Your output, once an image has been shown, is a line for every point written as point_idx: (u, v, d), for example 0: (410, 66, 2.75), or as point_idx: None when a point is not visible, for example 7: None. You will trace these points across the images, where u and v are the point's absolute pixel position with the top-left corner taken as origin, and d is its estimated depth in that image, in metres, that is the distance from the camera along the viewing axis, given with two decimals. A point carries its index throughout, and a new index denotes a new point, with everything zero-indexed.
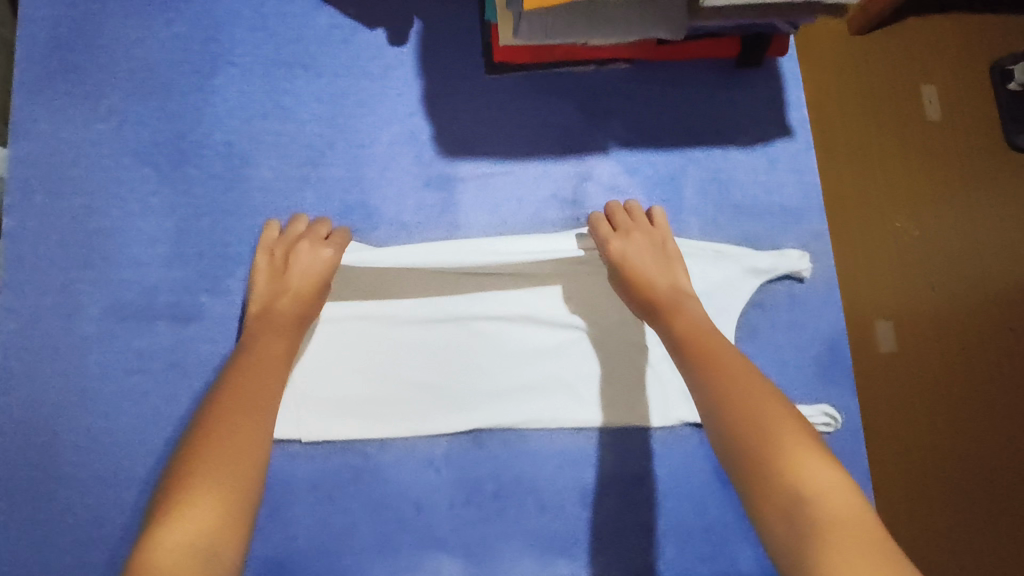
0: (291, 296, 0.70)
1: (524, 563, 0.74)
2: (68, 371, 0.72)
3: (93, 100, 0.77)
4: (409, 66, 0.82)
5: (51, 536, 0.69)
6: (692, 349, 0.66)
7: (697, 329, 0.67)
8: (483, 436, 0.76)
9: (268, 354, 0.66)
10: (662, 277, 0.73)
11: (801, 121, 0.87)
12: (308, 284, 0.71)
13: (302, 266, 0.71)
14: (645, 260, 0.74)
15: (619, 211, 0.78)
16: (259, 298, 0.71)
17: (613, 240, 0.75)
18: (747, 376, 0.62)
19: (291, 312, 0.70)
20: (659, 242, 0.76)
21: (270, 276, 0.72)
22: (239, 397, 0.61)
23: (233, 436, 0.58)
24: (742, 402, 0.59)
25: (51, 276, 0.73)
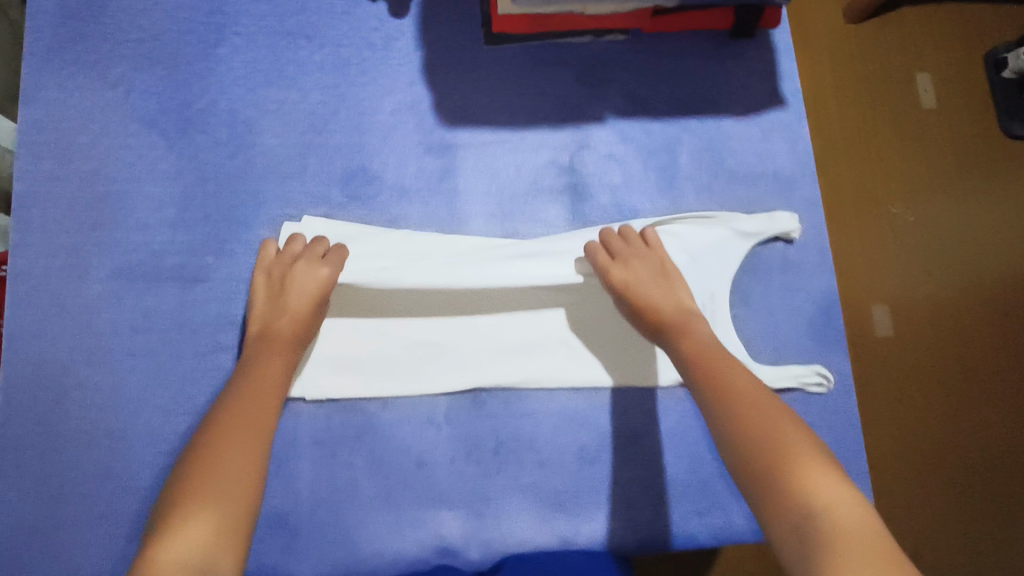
0: (289, 317, 0.70)
1: (524, 519, 0.76)
2: (78, 331, 0.74)
3: (101, 69, 0.79)
4: (409, 37, 0.84)
5: (62, 490, 0.71)
6: (701, 374, 0.67)
7: (703, 352, 0.69)
8: (483, 395, 0.78)
9: (269, 375, 0.66)
10: (668, 301, 0.74)
11: (793, 91, 0.89)
12: (306, 306, 0.71)
13: (300, 288, 0.71)
14: (650, 287, 0.75)
15: (616, 237, 0.78)
16: (259, 318, 0.71)
17: (614, 267, 0.75)
18: (754, 397, 0.63)
19: (290, 331, 0.70)
20: (660, 266, 0.77)
21: (269, 296, 0.72)
22: (240, 416, 0.62)
23: (234, 455, 0.58)
24: (750, 425, 0.60)
25: (60, 239, 0.75)
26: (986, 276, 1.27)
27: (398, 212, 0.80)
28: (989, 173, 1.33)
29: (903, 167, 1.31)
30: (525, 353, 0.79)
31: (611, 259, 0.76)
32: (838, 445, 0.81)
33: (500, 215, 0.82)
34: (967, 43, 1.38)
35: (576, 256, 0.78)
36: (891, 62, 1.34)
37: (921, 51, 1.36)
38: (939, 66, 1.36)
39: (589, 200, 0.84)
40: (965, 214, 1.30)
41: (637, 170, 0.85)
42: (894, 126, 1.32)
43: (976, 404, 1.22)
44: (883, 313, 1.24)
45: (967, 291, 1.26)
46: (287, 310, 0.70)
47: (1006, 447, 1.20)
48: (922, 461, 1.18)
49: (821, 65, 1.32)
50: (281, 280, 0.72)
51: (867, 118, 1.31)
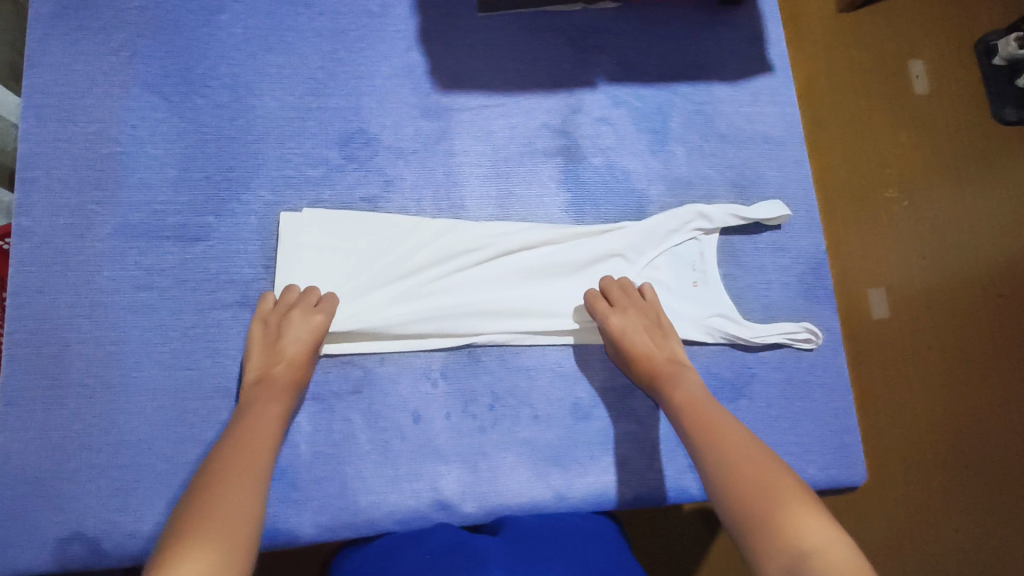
0: (286, 363, 0.71)
1: (520, 472, 0.75)
2: (79, 286, 0.74)
3: (105, 35, 0.81)
4: (406, 4, 0.86)
5: (59, 443, 0.70)
6: (693, 427, 0.68)
7: (695, 406, 0.70)
8: (478, 351, 0.78)
9: (266, 421, 0.66)
10: (660, 354, 0.77)
11: (780, 57, 0.92)
12: (301, 353, 0.72)
13: (295, 334, 0.71)
14: (645, 339, 0.77)
15: (614, 286, 0.81)
16: (255, 365, 0.72)
17: (612, 315, 0.78)
18: (746, 447, 0.64)
19: (287, 377, 0.71)
20: (656, 320, 0.79)
21: (265, 344, 0.72)
22: (239, 461, 0.61)
23: (234, 496, 0.57)
24: (742, 472, 0.61)
25: (64, 198, 0.76)
26: (987, 269, 1.28)
27: (394, 172, 0.81)
28: (989, 169, 1.33)
29: (901, 149, 1.32)
30: (523, 312, 0.80)
31: (608, 309, 0.79)
32: (829, 399, 0.82)
33: (494, 177, 0.84)
34: (957, 30, 1.40)
35: (573, 259, 0.83)
36: (886, 45, 1.36)
37: (910, 38, 1.38)
38: (929, 52, 1.38)
39: (582, 162, 0.85)
40: (965, 207, 1.31)
41: (629, 132, 0.86)
42: (885, 109, 1.33)
43: (977, 395, 1.22)
44: (879, 296, 1.25)
45: (968, 283, 1.27)
46: (285, 356, 0.71)
47: (1007, 439, 1.20)
48: (918, 445, 1.18)
49: (811, 51, 1.34)
50: (278, 325, 0.72)
51: (857, 104, 1.32)
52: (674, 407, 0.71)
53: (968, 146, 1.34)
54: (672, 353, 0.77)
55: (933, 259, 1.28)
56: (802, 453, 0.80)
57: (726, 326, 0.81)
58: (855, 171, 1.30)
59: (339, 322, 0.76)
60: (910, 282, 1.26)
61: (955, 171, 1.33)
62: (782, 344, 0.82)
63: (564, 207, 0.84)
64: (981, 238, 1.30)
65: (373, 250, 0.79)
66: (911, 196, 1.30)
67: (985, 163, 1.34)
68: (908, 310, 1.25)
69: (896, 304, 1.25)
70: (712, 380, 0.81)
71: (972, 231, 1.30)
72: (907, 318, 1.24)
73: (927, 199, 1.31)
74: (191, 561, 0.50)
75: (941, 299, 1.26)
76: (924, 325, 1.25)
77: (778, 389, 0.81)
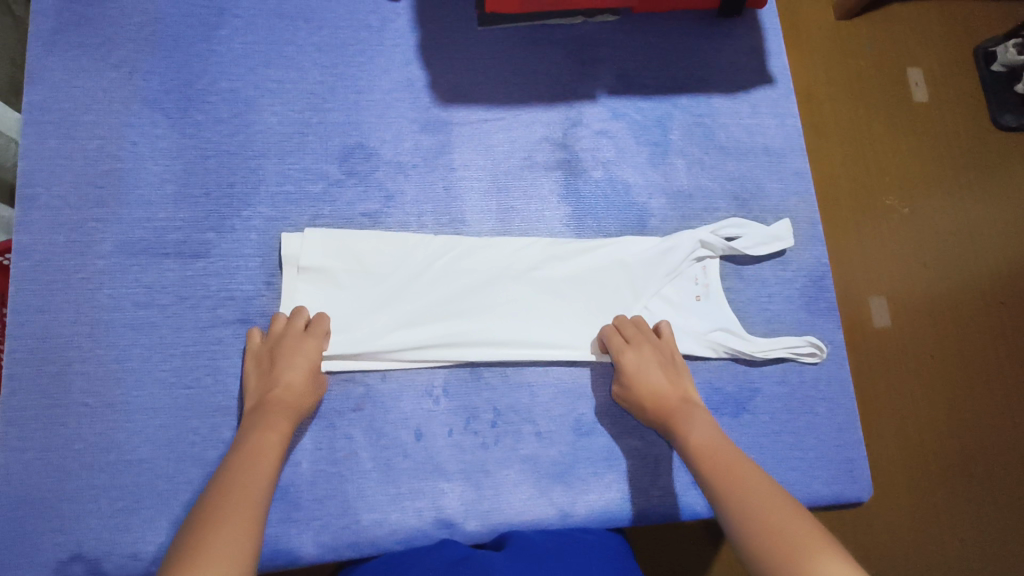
0: (282, 386, 0.70)
1: (522, 489, 0.75)
2: (80, 304, 0.74)
3: (104, 51, 0.81)
4: (405, 18, 0.86)
5: (59, 463, 0.70)
6: (711, 470, 0.67)
7: (712, 449, 0.69)
8: (480, 369, 0.78)
9: (263, 451, 0.65)
10: (675, 393, 0.75)
11: (780, 68, 0.92)
12: (297, 377, 0.71)
13: (291, 359, 0.71)
14: (658, 377, 0.76)
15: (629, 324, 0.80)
16: (252, 394, 0.71)
17: (625, 351, 0.77)
18: (767, 492, 0.63)
19: (285, 406, 0.69)
20: (670, 357, 0.78)
21: (261, 373, 0.71)
22: (233, 493, 0.59)
23: (228, 529, 0.56)
24: (765, 518, 0.60)
25: (64, 216, 0.76)
26: (993, 278, 1.28)
27: (394, 187, 0.81)
28: (991, 175, 1.33)
29: (902, 158, 1.32)
30: (525, 332, 0.79)
31: (623, 343, 0.78)
32: (832, 413, 0.81)
33: (494, 191, 0.83)
34: (956, 40, 1.40)
35: (574, 278, 0.82)
36: (885, 54, 1.37)
37: (909, 49, 1.38)
38: (928, 62, 1.38)
39: (582, 175, 0.85)
40: (971, 217, 1.31)
41: (629, 146, 0.86)
42: (884, 118, 1.33)
43: (985, 402, 1.22)
44: (881, 303, 1.24)
45: (972, 290, 1.27)
46: (283, 381, 0.70)
47: (1016, 445, 1.20)
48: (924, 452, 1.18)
49: (811, 61, 1.34)
50: (275, 355, 0.71)
51: (857, 115, 1.32)
52: (688, 450, 0.70)
53: (973, 156, 1.34)
54: (686, 392, 0.76)
55: (939, 265, 1.28)
56: (807, 468, 0.79)
57: (729, 341, 0.80)
58: (855, 181, 1.29)
59: (339, 346, 0.76)
60: (913, 290, 1.26)
61: (959, 175, 1.33)
62: (785, 358, 0.82)
63: (565, 220, 0.84)
64: (986, 243, 1.29)
65: (374, 268, 0.79)
66: (914, 203, 1.30)
67: (988, 168, 1.34)
68: (912, 317, 1.25)
69: (900, 312, 1.25)
70: (715, 394, 0.81)
71: (976, 236, 1.30)
72: (911, 326, 1.24)
73: (930, 205, 1.31)
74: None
75: (944, 305, 1.26)
76: (928, 333, 1.24)
77: (782, 403, 0.81)
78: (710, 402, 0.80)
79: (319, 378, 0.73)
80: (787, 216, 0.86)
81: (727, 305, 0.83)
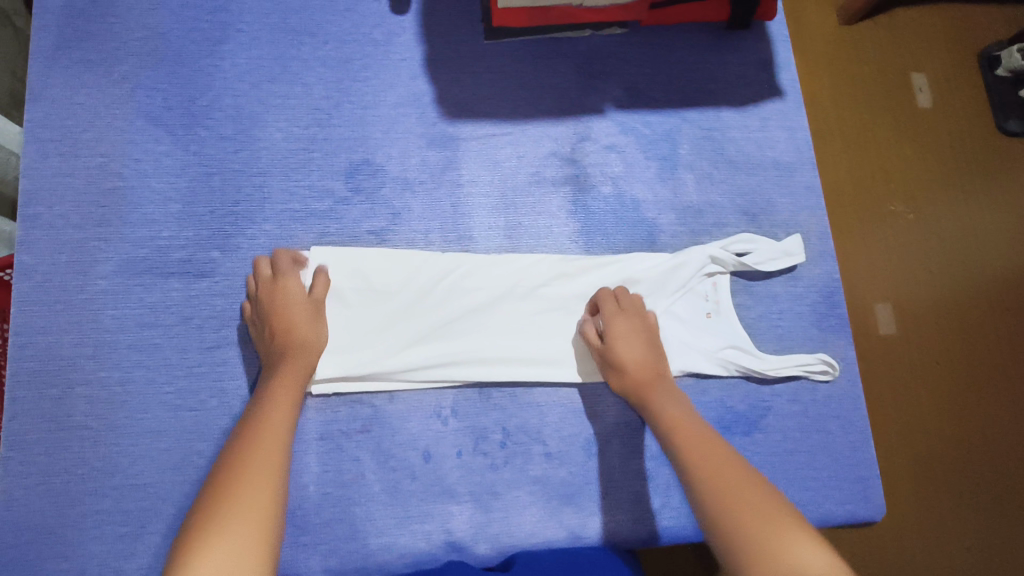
0: (283, 327, 0.71)
1: (532, 511, 0.74)
2: (83, 326, 0.73)
3: (107, 67, 0.79)
4: (410, 32, 0.85)
5: (62, 487, 0.69)
6: (685, 449, 0.66)
7: (687, 430, 0.68)
8: (489, 389, 0.77)
9: (286, 399, 0.67)
10: (650, 367, 0.75)
11: (790, 81, 0.91)
12: (295, 315, 0.72)
13: (286, 304, 0.72)
14: (637, 351, 0.75)
15: (617, 293, 0.78)
16: (262, 353, 0.71)
17: (616, 318, 0.76)
18: (740, 476, 0.63)
19: (299, 352, 0.71)
20: (648, 329, 0.77)
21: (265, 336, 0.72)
22: (254, 443, 0.62)
23: (254, 481, 0.58)
24: (735, 499, 0.60)
25: (67, 235, 0.75)
26: (998, 281, 1.27)
27: (401, 205, 0.80)
28: (997, 181, 1.33)
29: (908, 163, 1.31)
30: (532, 350, 0.78)
31: (615, 311, 0.77)
32: (845, 433, 0.81)
33: (502, 208, 0.82)
34: (962, 44, 1.39)
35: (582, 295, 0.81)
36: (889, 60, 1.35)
37: (916, 55, 1.37)
38: (933, 68, 1.37)
39: (591, 191, 0.84)
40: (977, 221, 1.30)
41: (638, 161, 0.85)
42: (889, 125, 1.32)
43: (995, 412, 1.21)
44: (886, 310, 1.24)
45: (977, 297, 1.26)
46: (289, 329, 0.71)
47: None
48: (932, 459, 1.16)
49: (819, 72, 1.32)
50: (275, 312, 0.71)
51: (865, 125, 1.31)
52: (661, 428, 0.69)
53: (979, 161, 1.33)
54: (660, 368, 0.75)
55: (944, 270, 1.27)
56: (820, 488, 0.78)
57: (741, 359, 0.80)
58: (859, 184, 1.29)
59: (346, 366, 0.74)
60: (917, 295, 1.25)
61: (965, 180, 1.32)
62: (797, 376, 0.81)
63: (574, 237, 0.83)
64: (992, 249, 1.29)
65: (378, 284, 0.78)
66: (919, 209, 1.29)
67: (995, 173, 1.33)
68: (917, 323, 1.24)
69: (904, 317, 1.24)
70: (727, 413, 0.80)
71: (981, 242, 1.29)
72: (917, 331, 1.23)
73: (936, 211, 1.30)
74: (214, 553, 0.52)
75: (949, 312, 1.25)
76: (934, 339, 1.23)
77: (794, 422, 0.80)
78: (721, 422, 0.79)
79: (319, 311, 0.74)
80: (798, 232, 0.85)
81: (738, 322, 0.82)
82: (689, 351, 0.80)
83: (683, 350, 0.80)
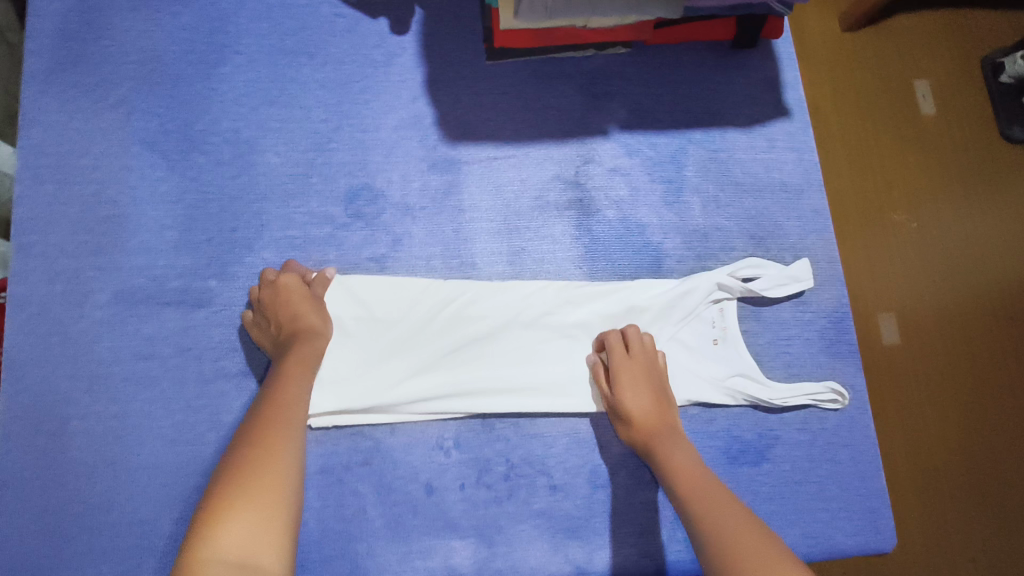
0: (288, 318, 0.71)
1: (537, 545, 0.72)
2: (78, 358, 0.71)
3: (102, 91, 0.78)
4: (411, 52, 0.83)
5: (57, 525, 0.67)
6: (688, 501, 0.66)
7: (689, 479, 0.67)
8: (492, 419, 0.75)
9: (303, 381, 0.68)
10: (659, 417, 0.73)
11: (797, 100, 0.89)
12: (298, 306, 0.71)
13: (288, 300, 0.71)
14: (646, 401, 0.73)
15: (628, 337, 0.77)
16: (270, 346, 0.71)
17: (620, 357, 0.75)
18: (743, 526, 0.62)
19: (305, 339, 0.70)
20: (655, 371, 0.75)
21: (273, 331, 0.71)
22: (274, 414, 0.64)
23: (274, 461, 0.60)
24: (734, 550, 0.60)
25: (61, 264, 0.73)
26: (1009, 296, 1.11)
27: (401, 231, 0.79)
28: (1005, 181, 1.16)
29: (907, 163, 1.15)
30: (537, 379, 0.77)
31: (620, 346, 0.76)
32: (854, 462, 0.79)
33: (505, 233, 0.81)
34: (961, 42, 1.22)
35: (588, 322, 0.79)
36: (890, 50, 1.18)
37: (916, 60, 1.19)
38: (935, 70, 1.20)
39: (596, 215, 0.82)
40: (990, 218, 1.14)
41: (643, 184, 0.83)
42: (892, 121, 1.15)
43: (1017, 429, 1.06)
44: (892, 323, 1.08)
45: (981, 307, 1.10)
46: (298, 321, 0.71)
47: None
48: (941, 485, 1.03)
49: (822, 77, 1.15)
50: (282, 305, 0.71)
51: (869, 133, 1.13)
52: (665, 477, 0.69)
53: (992, 158, 1.17)
54: (669, 417, 0.74)
55: (946, 278, 1.11)
56: (829, 519, 0.77)
57: (748, 388, 0.78)
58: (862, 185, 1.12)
59: (347, 397, 0.73)
60: (918, 306, 1.09)
61: (969, 180, 1.16)
62: (805, 404, 0.79)
63: (578, 262, 0.81)
64: (1002, 256, 1.13)
65: (380, 313, 0.76)
66: (921, 214, 1.13)
67: (1004, 171, 1.17)
68: (918, 335, 1.08)
69: (907, 330, 1.08)
70: (734, 443, 0.78)
71: (988, 249, 1.13)
72: (919, 344, 1.08)
73: (937, 215, 1.13)
74: (233, 535, 0.54)
75: (952, 323, 1.09)
76: (937, 353, 1.08)
77: (803, 451, 0.79)
78: (729, 451, 0.78)
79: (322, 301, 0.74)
80: (806, 256, 0.84)
81: (746, 349, 0.80)
82: (696, 379, 0.79)
83: (689, 379, 0.79)
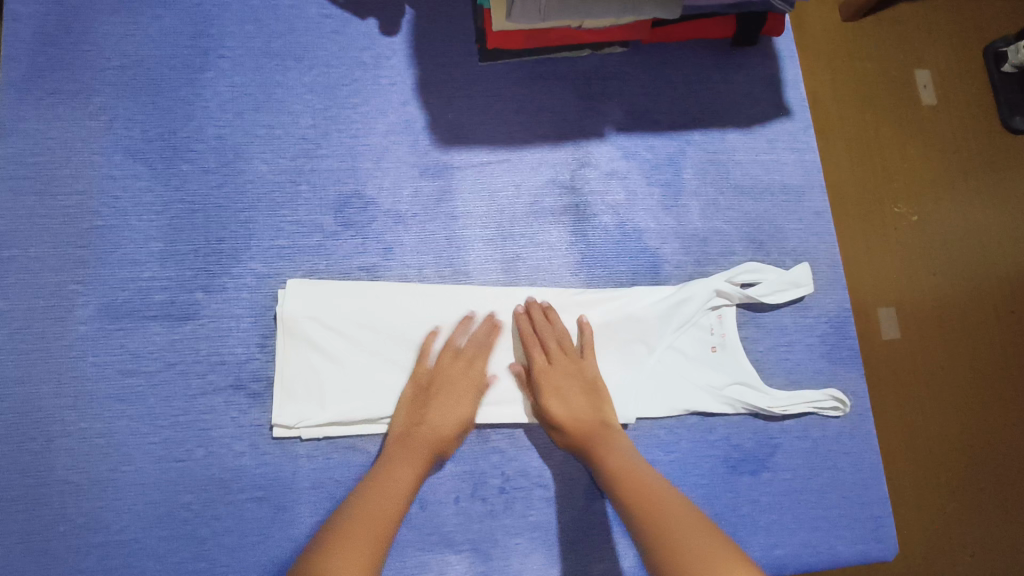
0: (452, 383, 0.72)
1: (534, 559, 0.71)
2: (62, 374, 0.70)
3: (82, 99, 0.76)
4: (401, 54, 0.81)
5: (45, 546, 0.66)
6: (627, 497, 0.64)
7: (630, 477, 0.66)
8: (487, 430, 0.74)
9: (421, 447, 0.69)
10: (594, 416, 0.72)
11: (799, 99, 0.87)
12: (462, 377, 0.73)
13: (456, 369, 0.73)
14: (571, 406, 0.72)
15: (535, 341, 0.75)
16: (413, 399, 0.71)
17: (535, 359, 0.74)
18: (674, 507, 0.62)
19: (450, 416, 0.71)
20: (575, 363, 0.74)
21: (428, 389, 0.72)
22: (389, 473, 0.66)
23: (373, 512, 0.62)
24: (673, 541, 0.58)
25: (43, 277, 0.72)
26: (1009, 285, 1.02)
27: (393, 239, 0.77)
28: (1006, 165, 1.06)
29: (911, 150, 1.04)
30: None
31: (542, 352, 0.74)
32: (855, 469, 0.78)
33: (499, 239, 0.79)
34: (967, 24, 1.11)
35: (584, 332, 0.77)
36: (890, 33, 1.08)
37: (917, 39, 1.09)
38: (938, 53, 1.09)
39: (591, 221, 0.80)
40: (1002, 208, 1.04)
41: (641, 188, 0.82)
42: (895, 109, 1.05)
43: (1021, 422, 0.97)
44: (892, 322, 0.99)
45: (979, 298, 1.01)
46: (453, 407, 0.71)
47: None
48: (948, 485, 0.94)
49: (816, 63, 1.05)
50: (450, 373, 0.72)
51: (869, 119, 1.03)
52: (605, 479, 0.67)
53: (1006, 144, 1.07)
54: (605, 415, 0.73)
55: (948, 269, 1.01)
56: (830, 528, 0.76)
57: (747, 396, 0.77)
58: (862, 177, 1.02)
59: (339, 412, 0.71)
60: (921, 302, 1.00)
61: (973, 163, 1.06)
62: (806, 412, 0.78)
63: (574, 268, 0.79)
64: (1004, 246, 1.03)
65: (370, 323, 0.73)
66: (924, 206, 1.03)
67: (1006, 156, 1.07)
68: (921, 330, 0.99)
69: (908, 328, 0.99)
70: (734, 452, 0.77)
71: (990, 237, 1.03)
72: (920, 341, 0.99)
73: (940, 206, 1.03)
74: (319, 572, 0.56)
75: (952, 318, 1.00)
76: (937, 350, 0.99)
77: (804, 459, 0.77)
78: (729, 461, 0.76)
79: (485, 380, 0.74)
80: (807, 260, 0.82)
81: (745, 355, 0.79)
82: (695, 389, 0.77)
83: (689, 387, 0.77)
